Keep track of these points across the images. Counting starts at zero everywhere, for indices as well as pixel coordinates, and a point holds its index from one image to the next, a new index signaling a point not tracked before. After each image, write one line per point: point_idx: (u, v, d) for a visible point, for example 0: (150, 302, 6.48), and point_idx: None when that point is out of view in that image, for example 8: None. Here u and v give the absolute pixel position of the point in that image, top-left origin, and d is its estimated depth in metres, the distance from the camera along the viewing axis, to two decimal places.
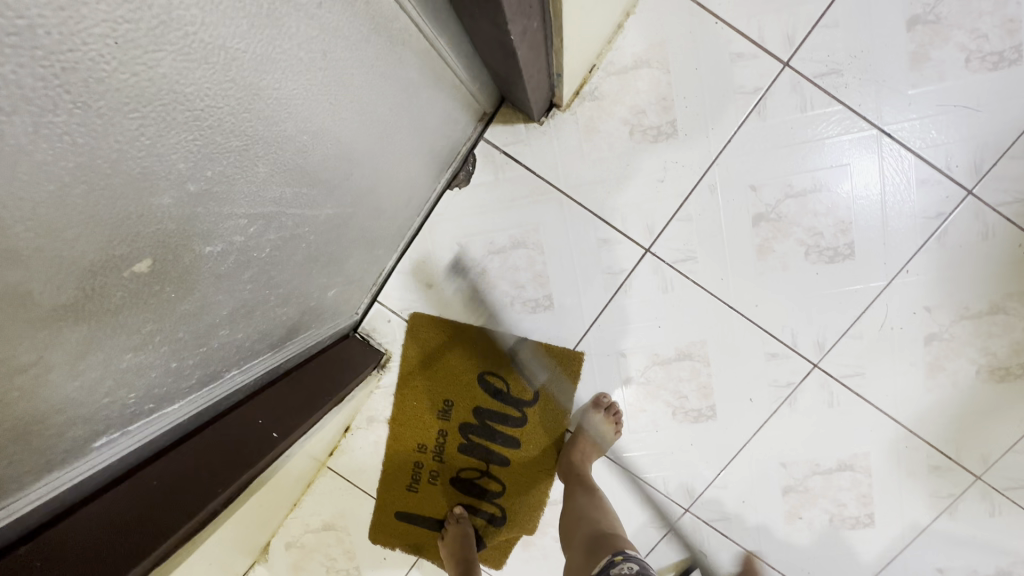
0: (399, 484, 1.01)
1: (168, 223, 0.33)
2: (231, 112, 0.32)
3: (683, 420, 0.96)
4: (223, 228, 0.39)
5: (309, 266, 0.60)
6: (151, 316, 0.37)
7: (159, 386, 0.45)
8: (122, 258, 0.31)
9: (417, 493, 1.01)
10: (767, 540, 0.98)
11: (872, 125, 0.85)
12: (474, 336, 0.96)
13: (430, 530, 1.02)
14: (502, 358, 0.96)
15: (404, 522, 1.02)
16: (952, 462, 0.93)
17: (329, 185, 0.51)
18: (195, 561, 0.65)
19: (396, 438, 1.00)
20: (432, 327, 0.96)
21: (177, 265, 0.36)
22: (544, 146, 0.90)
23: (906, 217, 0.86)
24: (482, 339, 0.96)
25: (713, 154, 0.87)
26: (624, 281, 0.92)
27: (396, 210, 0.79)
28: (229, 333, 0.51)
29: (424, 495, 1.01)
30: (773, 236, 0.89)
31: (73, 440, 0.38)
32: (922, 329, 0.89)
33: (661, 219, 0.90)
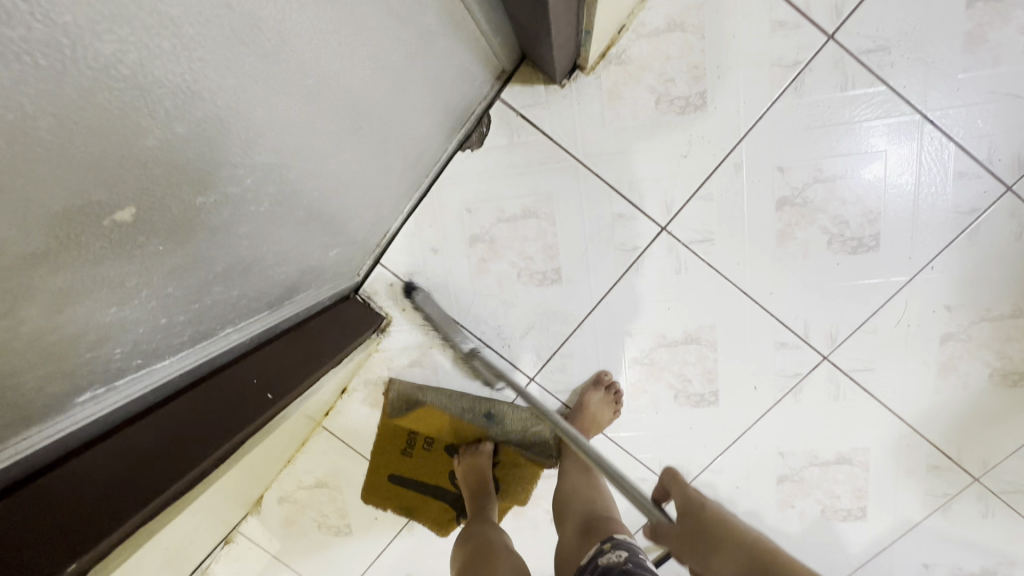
0: (394, 448, 1.00)
1: (155, 168, 0.29)
2: (226, 44, 0.28)
3: (685, 404, 0.95)
4: (217, 177, 0.35)
5: (310, 223, 0.56)
6: (137, 269, 0.34)
7: (148, 342, 0.43)
8: (102, 205, 0.27)
9: (411, 459, 1.01)
10: (757, 526, 0.99)
11: (914, 110, 0.79)
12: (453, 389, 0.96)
13: (423, 495, 1.02)
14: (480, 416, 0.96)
15: (399, 485, 1.02)
16: (951, 462, 0.92)
17: (334, 138, 0.47)
18: (186, 515, 0.64)
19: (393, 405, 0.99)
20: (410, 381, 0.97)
21: (166, 216, 0.33)
22: (564, 111, 0.85)
23: (938, 210, 0.82)
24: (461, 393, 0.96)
25: (742, 130, 0.82)
26: (636, 259, 0.89)
27: (405, 170, 0.75)
28: (224, 290, 0.49)
29: (419, 462, 1.01)
30: (796, 222, 0.85)
31: (53, 395, 0.36)
32: (940, 328, 0.86)
33: (681, 196, 0.86)
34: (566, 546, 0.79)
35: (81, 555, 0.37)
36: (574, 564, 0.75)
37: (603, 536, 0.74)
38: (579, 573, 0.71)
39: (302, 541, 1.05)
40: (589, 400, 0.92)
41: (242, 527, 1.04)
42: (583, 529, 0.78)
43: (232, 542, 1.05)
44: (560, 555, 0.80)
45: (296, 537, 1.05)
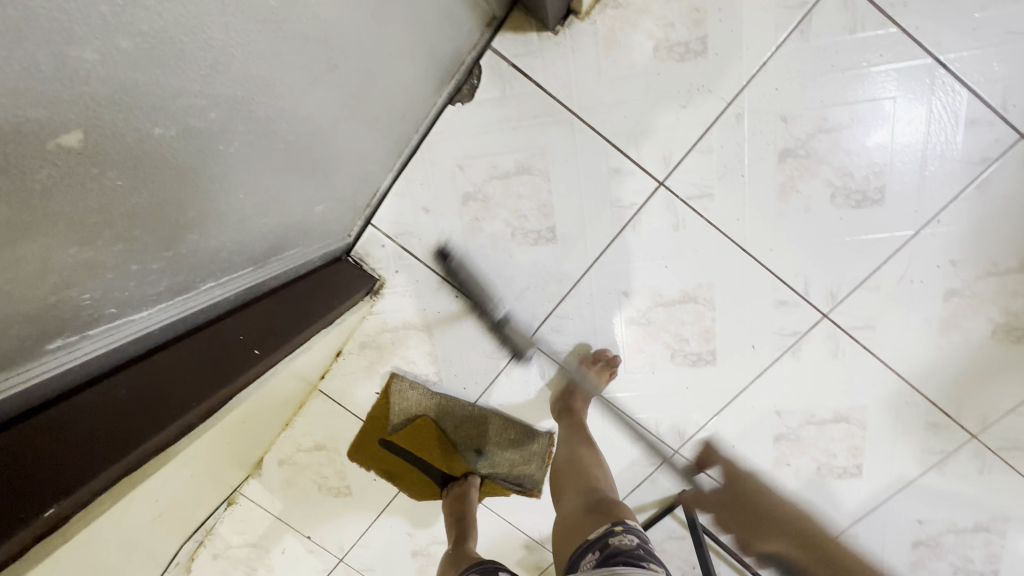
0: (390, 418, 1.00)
1: (99, 88, 0.27)
2: None
3: (682, 363, 0.94)
4: (176, 108, 0.33)
5: (288, 173, 0.54)
6: (95, 206, 0.32)
7: (120, 289, 0.41)
8: (41, 125, 0.26)
9: (406, 438, 1.01)
10: (752, 484, 0.99)
11: (926, 53, 0.75)
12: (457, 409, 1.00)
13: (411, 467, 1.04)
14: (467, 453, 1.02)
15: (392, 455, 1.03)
16: (949, 419, 0.91)
17: (306, 75, 0.45)
18: (178, 472, 0.64)
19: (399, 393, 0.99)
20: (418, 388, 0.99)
21: (121, 147, 0.31)
22: (558, 60, 0.81)
23: (947, 160, 0.79)
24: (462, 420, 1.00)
25: (745, 79, 0.79)
26: (633, 215, 0.87)
27: (391, 123, 0.73)
28: (200, 238, 0.47)
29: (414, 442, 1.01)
30: (799, 174, 0.82)
31: (19, 338, 0.35)
32: (943, 285, 0.84)
33: (680, 149, 0.83)
34: (569, 516, 0.80)
35: (61, 500, 0.37)
36: (574, 535, 0.77)
37: (612, 518, 0.74)
38: (585, 548, 0.72)
39: (303, 502, 1.07)
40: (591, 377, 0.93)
41: (244, 489, 1.06)
42: (590, 505, 0.79)
43: (235, 503, 1.07)
44: (560, 523, 0.81)
45: (297, 498, 1.07)
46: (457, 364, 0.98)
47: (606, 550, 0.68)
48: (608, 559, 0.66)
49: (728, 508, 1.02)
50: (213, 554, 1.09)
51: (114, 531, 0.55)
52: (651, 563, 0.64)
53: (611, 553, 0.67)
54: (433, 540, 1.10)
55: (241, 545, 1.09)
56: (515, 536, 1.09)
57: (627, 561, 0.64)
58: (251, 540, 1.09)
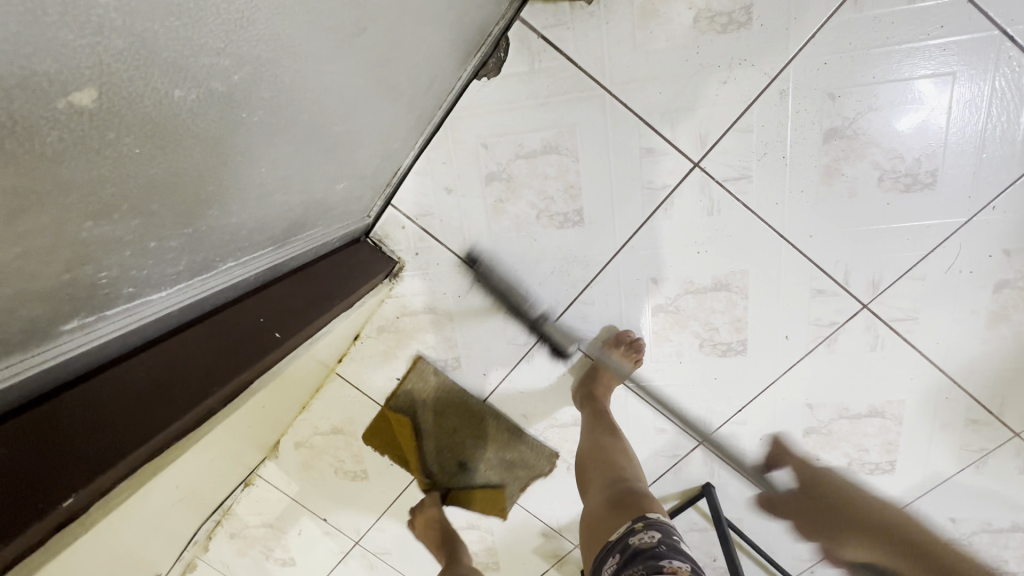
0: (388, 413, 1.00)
1: (112, 39, 0.24)
2: None
3: (710, 353, 0.90)
4: (198, 68, 0.30)
5: (311, 146, 0.51)
6: (111, 176, 0.30)
7: (137, 268, 0.39)
8: (50, 79, 0.23)
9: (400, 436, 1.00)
10: (779, 478, 0.97)
11: (991, 25, 0.70)
12: (453, 415, 0.99)
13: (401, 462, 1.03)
14: (452, 466, 1.02)
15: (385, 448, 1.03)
16: (991, 416, 0.87)
17: (334, 38, 0.41)
18: (197, 456, 0.62)
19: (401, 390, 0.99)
20: (420, 388, 0.98)
21: (138, 110, 0.28)
22: (591, 31, 0.77)
23: (1007, 142, 0.74)
24: (458, 426, 0.99)
25: (790, 53, 0.74)
26: (665, 197, 0.83)
27: (415, 97, 0.69)
28: (221, 215, 0.44)
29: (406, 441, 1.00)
30: (844, 156, 0.77)
31: (33, 318, 0.33)
32: (994, 275, 0.80)
33: (717, 128, 0.78)
34: (593, 512, 0.78)
35: (79, 490, 0.35)
36: (599, 534, 0.74)
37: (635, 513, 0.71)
38: (607, 550, 0.70)
39: (319, 485, 1.06)
40: (619, 364, 0.89)
41: (261, 471, 1.05)
42: (614, 499, 0.76)
43: (252, 484, 1.06)
44: (584, 520, 0.79)
45: (314, 481, 1.06)
46: (477, 350, 0.96)
47: (626, 552, 0.66)
48: (629, 564, 0.64)
49: (752, 502, 0.99)
50: (230, 533, 1.09)
51: (133, 515, 0.53)
52: (672, 561, 0.61)
53: (632, 556, 0.64)
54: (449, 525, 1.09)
55: (258, 526, 1.09)
56: (533, 523, 1.08)
57: (645, 563, 0.61)
58: (268, 520, 1.08)
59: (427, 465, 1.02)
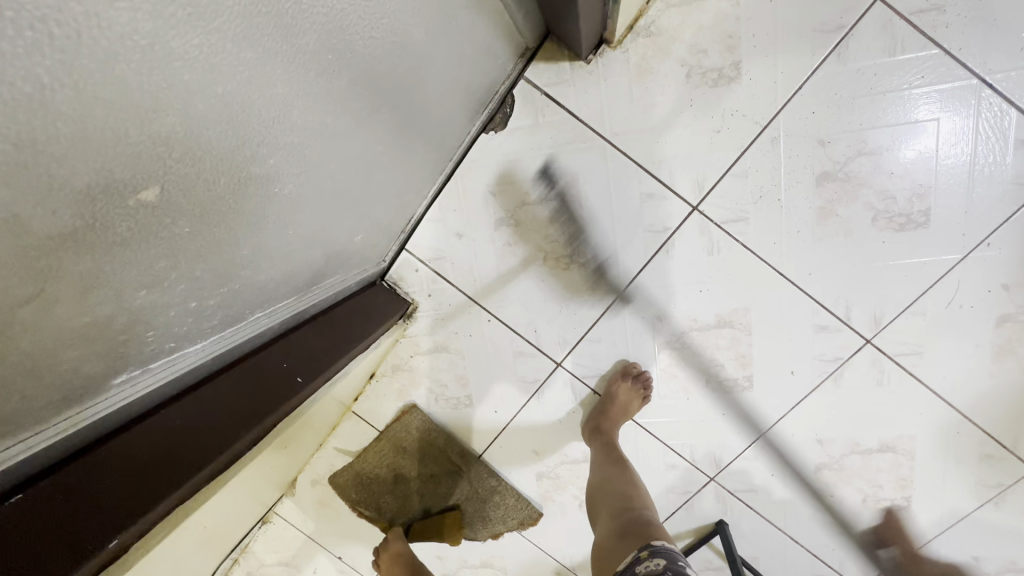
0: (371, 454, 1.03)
1: (175, 147, 0.29)
2: (238, 13, 0.27)
3: (717, 389, 0.92)
4: (240, 156, 0.35)
5: (332, 206, 0.56)
6: (164, 252, 0.34)
7: (178, 325, 0.43)
8: (126, 185, 0.27)
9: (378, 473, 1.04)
10: (793, 514, 0.96)
11: (971, 74, 0.73)
12: (432, 460, 1.03)
13: (373, 501, 1.05)
14: (422, 504, 1.05)
15: (359, 487, 1.05)
16: (1005, 451, 0.87)
17: (354, 116, 0.46)
18: (222, 496, 0.65)
19: (385, 436, 1.02)
20: (403, 434, 1.02)
21: (190, 198, 0.33)
22: (590, 88, 0.82)
23: (997, 182, 0.76)
24: (436, 469, 1.03)
25: (779, 103, 0.78)
26: (666, 239, 0.86)
27: (428, 153, 0.74)
28: (251, 274, 0.49)
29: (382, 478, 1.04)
30: (838, 197, 0.80)
31: (90, 376, 0.37)
32: (996, 310, 0.81)
33: (714, 173, 0.82)
34: (602, 543, 0.78)
35: (122, 532, 0.38)
36: (608, 566, 0.75)
37: (641, 543, 0.73)
38: None
39: (335, 522, 1.08)
40: (628, 398, 0.91)
41: (278, 508, 1.07)
42: (621, 529, 0.77)
43: (270, 522, 1.08)
44: (594, 551, 0.80)
45: (330, 518, 1.08)
46: (487, 387, 0.98)
47: None
48: None
49: (767, 539, 0.98)
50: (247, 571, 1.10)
51: (163, 554, 0.56)
52: None
53: None
54: (462, 563, 1.09)
55: (274, 563, 1.10)
56: (546, 562, 1.08)
57: None
58: (284, 558, 1.10)
59: (399, 504, 1.05)
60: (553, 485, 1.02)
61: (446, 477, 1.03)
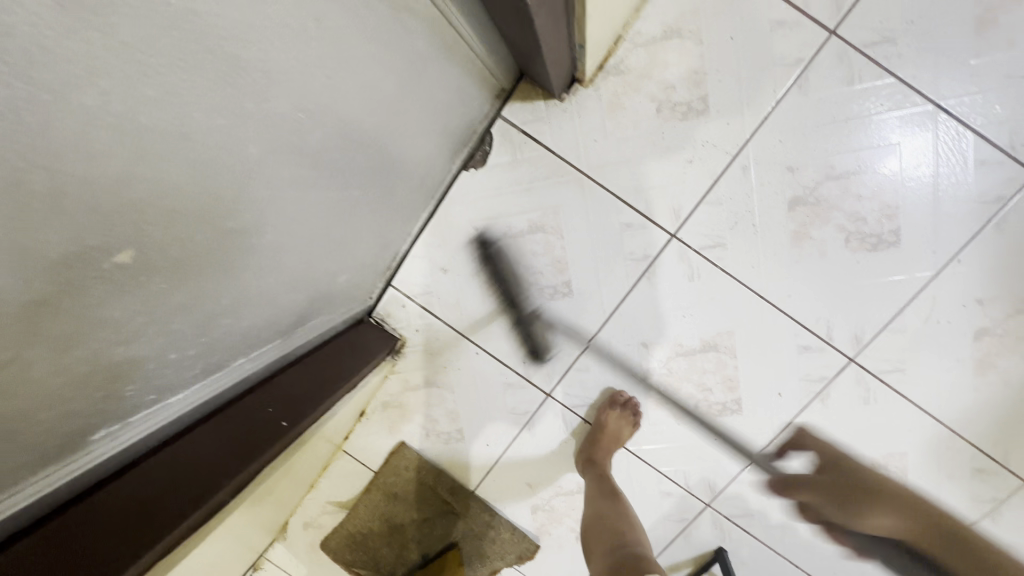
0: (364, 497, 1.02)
1: (149, 211, 0.30)
2: (209, 86, 0.28)
3: (707, 414, 0.92)
4: (214, 213, 0.36)
5: (313, 251, 0.57)
6: (141, 308, 0.35)
7: (159, 377, 0.44)
8: (100, 250, 0.28)
9: (372, 517, 1.02)
10: (791, 538, 0.95)
11: (927, 100, 0.77)
12: (425, 500, 1.01)
13: (368, 549, 1.03)
14: (418, 548, 1.03)
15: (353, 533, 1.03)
16: (996, 465, 0.87)
17: (330, 167, 0.48)
18: (208, 546, 0.64)
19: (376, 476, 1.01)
20: (394, 476, 1.01)
21: (166, 256, 0.34)
22: (566, 125, 0.85)
23: (961, 200, 0.79)
24: (429, 509, 1.01)
25: (747, 132, 0.81)
26: (647, 266, 0.88)
27: (409, 194, 0.76)
28: (233, 322, 0.50)
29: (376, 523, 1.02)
30: (810, 221, 0.82)
31: (68, 433, 0.37)
32: (972, 325, 0.82)
33: (689, 202, 0.85)
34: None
35: None
36: None
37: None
38: None
39: (328, 566, 1.05)
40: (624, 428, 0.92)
41: (270, 553, 1.05)
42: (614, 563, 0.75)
43: (261, 568, 1.05)
44: None
45: (323, 562, 1.05)
46: (477, 420, 0.98)
47: None
48: None
49: (767, 565, 0.97)
50: None
51: None
52: None
53: None
54: None
55: None
56: None
57: None
58: None
59: (395, 548, 1.03)
60: (548, 518, 1.01)
61: (441, 518, 1.02)
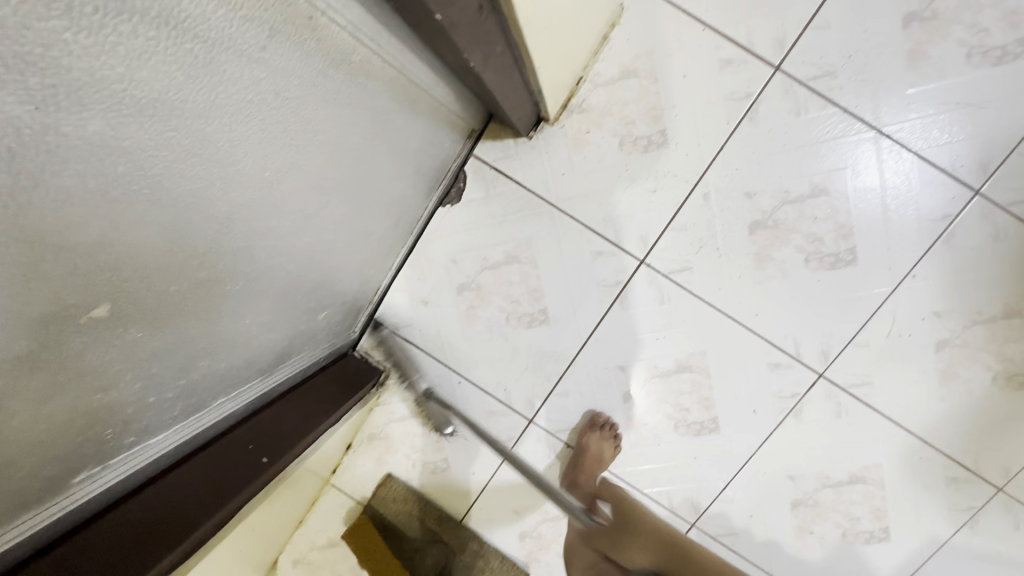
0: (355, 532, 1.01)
1: (122, 269, 0.33)
2: (176, 159, 0.31)
3: (686, 433, 0.94)
4: (188, 265, 0.39)
5: (289, 292, 0.60)
6: (118, 355, 0.38)
7: (138, 419, 0.46)
8: (77, 306, 0.31)
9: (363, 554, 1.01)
10: (777, 555, 0.96)
11: (869, 127, 0.82)
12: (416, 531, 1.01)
13: None
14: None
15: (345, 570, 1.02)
16: (969, 473, 0.89)
17: (300, 216, 0.51)
18: None
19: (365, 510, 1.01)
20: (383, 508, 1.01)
21: (141, 306, 0.37)
22: (534, 161, 0.90)
23: (911, 219, 0.83)
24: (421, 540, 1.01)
25: (705, 162, 0.86)
26: (620, 291, 0.91)
27: (385, 232, 0.80)
28: (211, 363, 0.52)
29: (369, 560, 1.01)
30: (771, 243, 0.86)
31: (49, 477, 0.39)
32: (932, 336, 0.86)
33: (655, 229, 0.89)
34: None
35: None
36: None
37: None
38: None
39: None
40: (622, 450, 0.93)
41: None
42: None
43: None
44: None
45: None
46: (462, 448, 1.00)
47: None
48: None
49: None
50: None
51: None
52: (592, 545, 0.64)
53: None
54: None
55: None
56: None
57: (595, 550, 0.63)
58: None
59: None
60: (537, 545, 1.01)
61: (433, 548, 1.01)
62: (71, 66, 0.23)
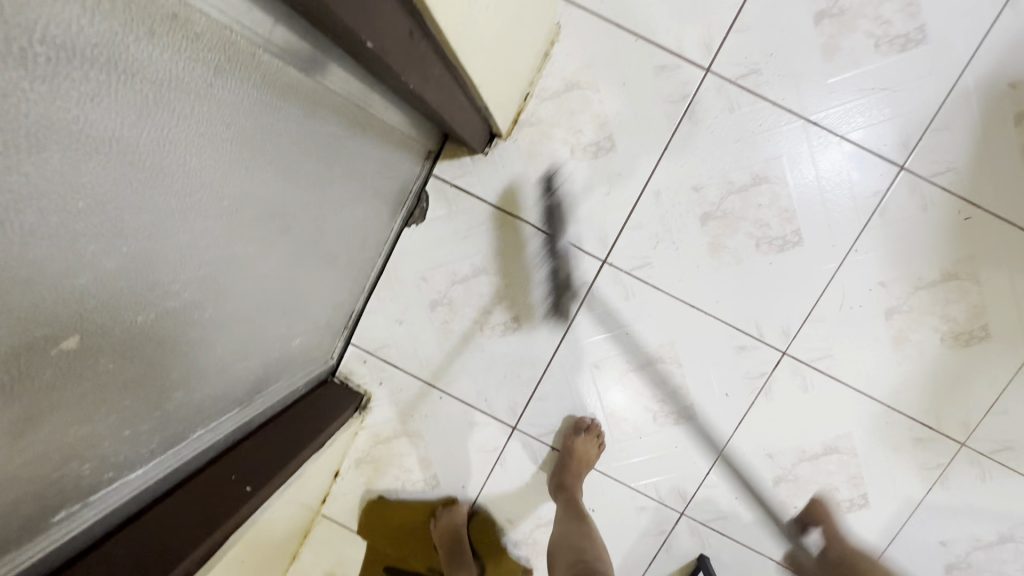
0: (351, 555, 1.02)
1: (89, 300, 0.35)
2: (135, 192, 0.34)
3: (665, 423, 0.97)
4: (154, 295, 0.41)
5: (259, 319, 0.62)
6: (91, 387, 0.39)
7: (115, 454, 0.47)
8: (47, 339, 0.33)
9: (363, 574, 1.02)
10: (765, 534, 0.98)
11: (797, 117, 0.88)
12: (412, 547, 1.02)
13: None
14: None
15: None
16: (933, 432, 0.93)
17: (263, 242, 0.53)
18: None
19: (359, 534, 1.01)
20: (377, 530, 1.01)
21: (110, 338, 0.39)
22: (492, 175, 0.93)
23: (846, 197, 0.89)
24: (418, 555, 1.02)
25: (653, 162, 0.91)
26: (586, 293, 0.95)
27: (352, 255, 0.82)
28: (186, 393, 0.53)
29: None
30: (722, 232, 0.91)
31: (28, 516, 0.40)
32: (881, 305, 0.91)
33: (613, 230, 0.93)
34: None
35: None
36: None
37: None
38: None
39: None
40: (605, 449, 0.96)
41: None
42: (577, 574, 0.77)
43: None
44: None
45: None
46: (451, 462, 1.00)
47: None
48: None
49: (748, 565, 0.99)
50: None
51: None
52: None
53: None
54: None
55: None
56: None
57: None
58: None
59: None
60: (534, 551, 1.02)
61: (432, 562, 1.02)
62: (29, 111, 0.25)
